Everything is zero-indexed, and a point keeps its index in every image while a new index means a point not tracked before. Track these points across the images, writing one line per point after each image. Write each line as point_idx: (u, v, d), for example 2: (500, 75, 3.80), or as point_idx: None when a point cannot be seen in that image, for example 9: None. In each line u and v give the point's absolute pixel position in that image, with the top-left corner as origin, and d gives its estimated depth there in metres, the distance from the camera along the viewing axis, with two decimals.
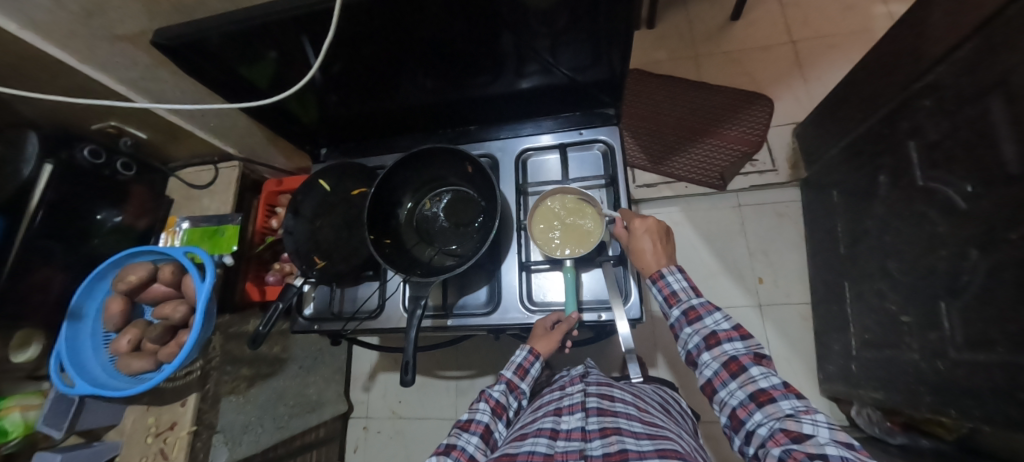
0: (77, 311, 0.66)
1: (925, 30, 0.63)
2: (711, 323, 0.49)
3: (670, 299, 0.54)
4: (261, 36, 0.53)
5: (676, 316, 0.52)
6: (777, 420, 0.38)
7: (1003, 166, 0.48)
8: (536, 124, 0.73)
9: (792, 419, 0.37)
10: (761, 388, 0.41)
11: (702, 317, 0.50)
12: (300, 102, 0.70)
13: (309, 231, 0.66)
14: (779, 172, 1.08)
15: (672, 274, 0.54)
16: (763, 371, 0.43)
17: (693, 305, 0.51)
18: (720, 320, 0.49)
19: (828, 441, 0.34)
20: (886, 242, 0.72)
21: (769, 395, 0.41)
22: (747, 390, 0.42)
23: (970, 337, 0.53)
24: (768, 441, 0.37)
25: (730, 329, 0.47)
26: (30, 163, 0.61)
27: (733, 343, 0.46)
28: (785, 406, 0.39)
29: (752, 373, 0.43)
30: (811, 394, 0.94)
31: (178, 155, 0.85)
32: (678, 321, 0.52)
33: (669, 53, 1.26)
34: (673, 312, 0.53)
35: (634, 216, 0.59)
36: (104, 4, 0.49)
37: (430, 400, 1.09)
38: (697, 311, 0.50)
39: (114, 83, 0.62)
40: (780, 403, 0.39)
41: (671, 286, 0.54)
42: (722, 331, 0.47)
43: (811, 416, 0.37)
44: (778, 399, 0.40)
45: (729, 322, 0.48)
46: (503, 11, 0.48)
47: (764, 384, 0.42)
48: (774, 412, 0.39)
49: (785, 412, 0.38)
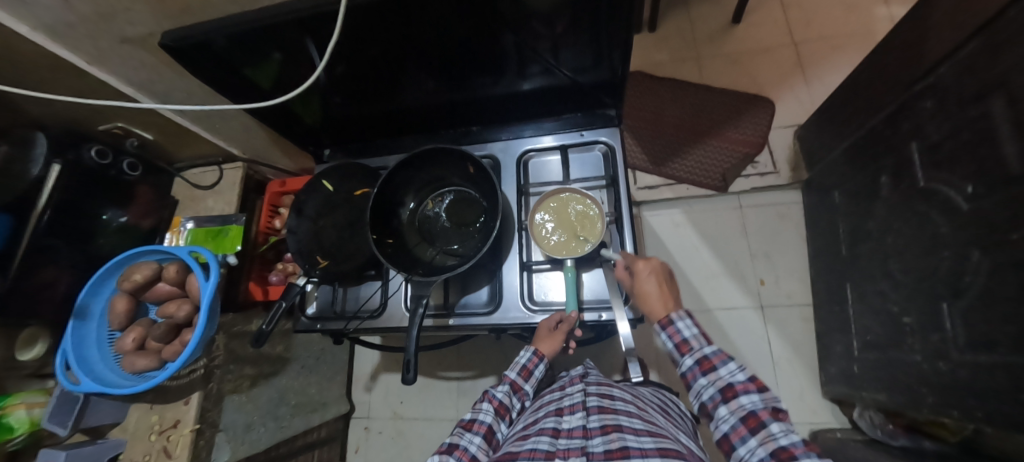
0: (82, 310, 0.67)
1: (926, 32, 0.63)
2: (726, 373, 0.44)
3: (681, 346, 0.50)
4: (266, 38, 0.54)
5: (688, 365, 0.48)
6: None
7: (1004, 166, 0.48)
8: (537, 125, 0.74)
9: None
10: (783, 446, 0.36)
11: (716, 366, 0.46)
12: (304, 103, 0.70)
13: (312, 230, 0.67)
14: (780, 173, 1.09)
15: (682, 319, 0.51)
16: (784, 428, 0.38)
17: (707, 354, 0.47)
18: (735, 370, 0.44)
19: None
20: (887, 243, 0.72)
21: (790, 453, 0.35)
22: (768, 448, 0.37)
23: (972, 338, 0.53)
24: None
25: (746, 380, 0.43)
26: (38, 163, 0.63)
27: (751, 396, 0.42)
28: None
29: (772, 430, 0.38)
30: (812, 396, 0.94)
31: (183, 155, 0.85)
32: (691, 370, 0.47)
33: (671, 54, 1.27)
34: (684, 361, 0.48)
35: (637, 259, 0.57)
36: (113, 7, 0.50)
37: (432, 401, 1.09)
38: (710, 360, 0.46)
39: (122, 84, 0.63)
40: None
41: (682, 333, 0.50)
42: (738, 383, 0.43)
43: None
44: (802, 458, 0.34)
45: (745, 373, 0.44)
46: (505, 12, 0.49)
47: (785, 442, 0.36)
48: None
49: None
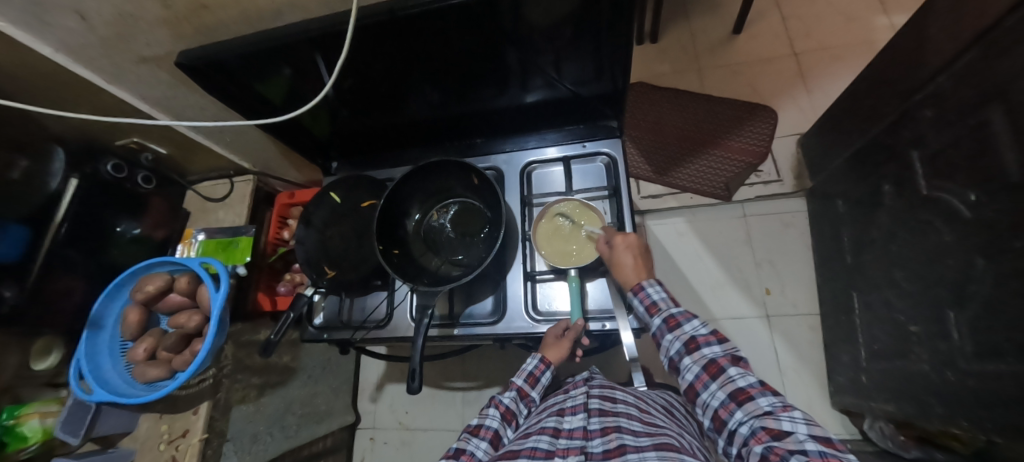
0: (96, 320, 0.68)
1: (924, 42, 0.64)
2: (690, 328, 0.49)
3: (650, 308, 0.53)
4: (278, 55, 0.56)
5: (656, 325, 0.52)
6: (758, 418, 0.39)
7: (1005, 174, 0.48)
8: (540, 137, 0.75)
9: (771, 416, 0.38)
10: (740, 388, 0.42)
11: (681, 323, 0.49)
12: (313, 117, 0.72)
13: (319, 241, 0.68)
14: (784, 182, 1.09)
15: (651, 284, 0.54)
16: (740, 371, 0.43)
17: (673, 313, 0.51)
18: (698, 326, 0.48)
19: (806, 437, 0.35)
20: (892, 251, 0.72)
21: (747, 393, 0.41)
22: (727, 390, 0.42)
23: (979, 347, 0.52)
24: (750, 439, 0.38)
25: (707, 333, 0.47)
26: (57, 177, 0.65)
27: (712, 346, 0.46)
28: (764, 403, 0.39)
29: (731, 374, 0.43)
30: (821, 407, 0.93)
31: (195, 169, 0.88)
32: (659, 330, 0.51)
33: (672, 65, 1.28)
34: (653, 321, 0.52)
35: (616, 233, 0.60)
36: (132, 29, 0.52)
37: (437, 411, 1.09)
38: (676, 318, 0.50)
39: (138, 101, 0.65)
40: (758, 400, 0.40)
41: (651, 297, 0.53)
42: (700, 336, 0.47)
43: (789, 413, 0.37)
44: (757, 397, 0.40)
45: (706, 326, 0.48)
46: (507, 28, 0.50)
47: (742, 384, 0.42)
48: (754, 410, 0.39)
49: (765, 409, 0.39)
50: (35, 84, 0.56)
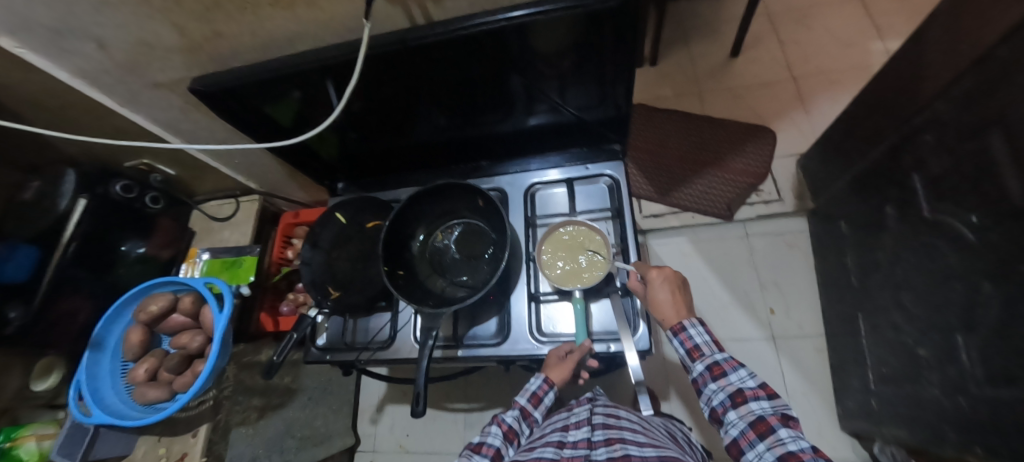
0: (100, 340, 0.68)
1: (921, 68, 0.65)
2: (736, 379, 0.50)
3: (693, 352, 0.55)
4: (288, 79, 0.57)
5: (700, 371, 0.53)
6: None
7: (1007, 198, 0.48)
8: (544, 160, 0.76)
9: None
10: (791, 451, 0.40)
11: (727, 372, 0.51)
12: (320, 139, 0.74)
13: (325, 262, 0.69)
14: (785, 202, 1.10)
15: (694, 326, 0.56)
16: (792, 434, 0.42)
17: (718, 361, 0.52)
18: (745, 377, 0.49)
19: None
20: (896, 273, 0.72)
21: (797, 457, 0.39)
22: (775, 451, 0.41)
23: (990, 371, 0.52)
24: None
25: (756, 387, 0.48)
26: (66, 197, 0.66)
27: (760, 401, 0.46)
28: None
29: (781, 435, 0.42)
30: (830, 431, 0.91)
31: (203, 188, 0.89)
32: (702, 377, 0.53)
33: (672, 88, 1.31)
34: (696, 366, 0.54)
35: (650, 267, 0.60)
36: (149, 56, 0.54)
37: (440, 434, 1.06)
38: (721, 366, 0.52)
39: (150, 124, 0.67)
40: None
41: (694, 340, 0.56)
42: (748, 389, 0.48)
43: None
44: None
45: (755, 380, 0.49)
46: (513, 56, 0.52)
47: (792, 446, 0.40)
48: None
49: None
50: (55, 108, 0.58)
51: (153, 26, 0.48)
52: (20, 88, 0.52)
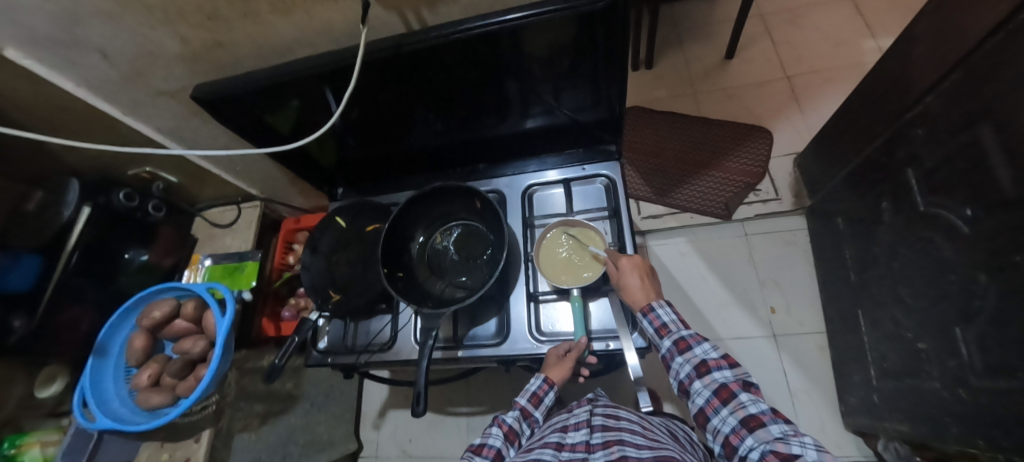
0: (103, 347, 0.69)
1: (911, 65, 0.66)
2: (700, 351, 0.49)
3: (660, 329, 0.53)
4: (290, 87, 0.58)
5: (666, 347, 0.52)
6: (768, 443, 0.38)
7: (1000, 190, 0.49)
8: (541, 162, 0.77)
9: (782, 441, 0.37)
10: (752, 414, 0.42)
11: (692, 346, 0.50)
12: (320, 146, 0.75)
13: (325, 266, 0.69)
14: (782, 201, 1.10)
15: (661, 306, 0.54)
16: (752, 398, 0.44)
17: (683, 336, 0.51)
18: (709, 349, 0.49)
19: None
20: (894, 268, 0.72)
21: (759, 420, 0.41)
22: (738, 416, 0.42)
23: (989, 362, 0.52)
24: None
25: (718, 357, 0.48)
26: (70, 206, 0.67)
27: (723, 371, 0.47)
28: (775, 430, 0.39)
29: (742, 400, 0.44)
30: (833, 429, 0.90)
31: (205, 196, 0.90)
32: (669, 352, 0.51)
33: (668, 90, 1.32)
34: (663, 343, 0.52)
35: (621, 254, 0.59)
36: (153, 65, 0.55)
37: (442, 438, 1.06)
38: (686, 340, 0.51)
39: (153, 132, 0.68)
40: (770, 427, 0.40)
41: (662, 319, 0.54)
42: (711, 359, 0.48)
43: (800, 438, 0.37)
44: (769, 424, 0.40)
45: (717, 350, 0.49)
46: (508, 61, 0.53)
47: (753, 410, 0.42)
48: (766, 438, 0.39)
49: (776, 436, 0.38)
50: (61, 118, 0.59)
51: (156, 35, 0.49)
52: (27, 98, 0.54)
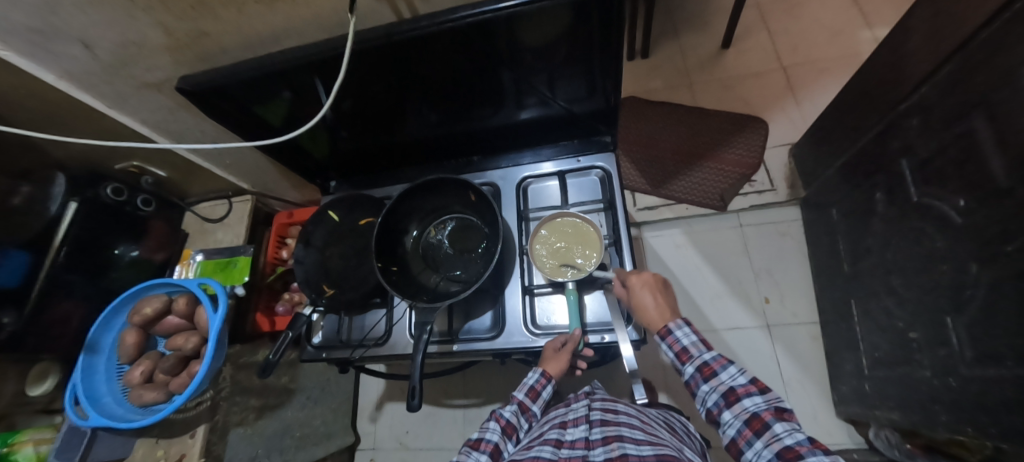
0: (94, 344, 0.68)
1: (907, 55, 0.66)
2: (727, 377, 0.48)
3: (681, 354, 0.53)
4: (280, 78, 0.57)
5: (690, 373, 0.52)
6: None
7: (993, 179, 0.49)
8: (536, 153, 0.76)
9: None
10: (788, 445, 0.40)
11: (717, 371, 0.49)
12: (311, 138, 0.74)
13: (319, 260, 0.69)
14: (777, 191, 1.10)
15: (680, 328, 0.54)
16: (787, 427, 0.42)
17: (706, 360, 0.51)
18: (736, 374, 0.48)
19: None
20: (887, 258, 0.72)
21: (795, 451, 0.39)
22: (772, 448, 0.41)
23: (978, 351, 0.52)
24: None
25: (747, 383, 0.47)
26: (56, 201, 0.66)
27: (753, 398, 0.45)
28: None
29: (776, 430, 0.42)
30: (826, 417, 0.92)
31: (195, 190, 0.89)
32: (693, 378, 0.51)
33: (663, 81, 1.31)
34: (686, 369, 0.52)
35: (629, 273, 0.59)
36: (135, 56, 0.53)
37: (438, 430, 1.07)
38: (710, 366, 0.50)
39: (139, 125, 0.67)
40: (808, 458, 0.38)
41: (681, 342, 0.54)
42: (739, 386, 0.47)
43: None
44: (805, 455, 0.38)
45: (745, 376, 0.48)
46: (503, 51, 0.52)
47: (789, 441, 0.40)
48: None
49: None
50: (41, 112, 0.58)
51: (137, 25, 0.48)
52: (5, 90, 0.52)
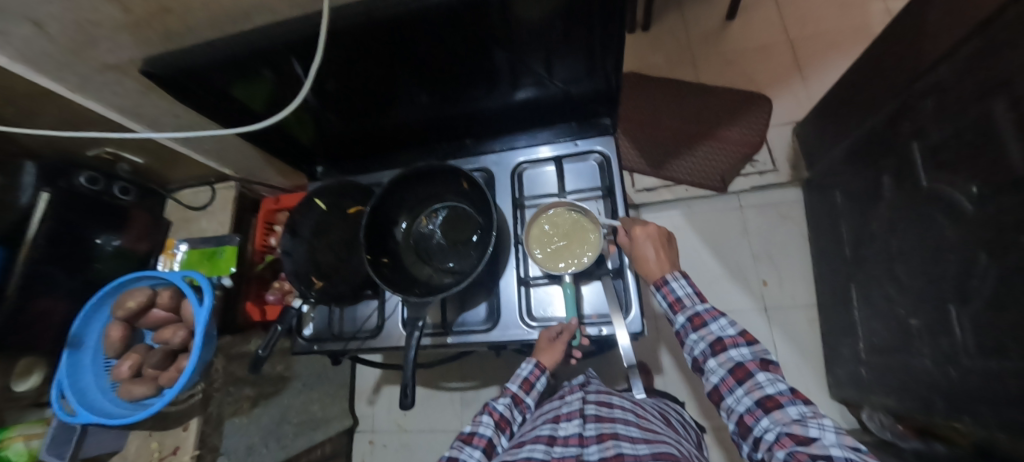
0: (77, 339, 0.66)
1: (925, 30, 0.61)
2: (716, 328, 0.48)
3: (675, 304, 0.54)
4: (255, 58, 0.52)
5: (681, 323, 0.52)
6: (784, 425, 0.38)
7: (1010, 168, 0.46)
8: (531, 136, 0.73)
9: (799, 424, 0.37)
10: (768, 395, 0.41)
11: (708, 322, 0.49)
12: (298, 121, 0.69)
13: (307, 251, 0.66)
14: (780, 172, 1.08)
15: (676, 280, 0.54)
16: (770, 377, 0.43)
17: (698, 312, 0.51)
18: (725, 326, 0.48)
19: (833, 444, 0.34)
20: (891, 245, 0.71)
21: (776, 401, 0.40)
22: (753, 396, 0.42)
23: (982, 342, 0.52)
24: (774, 445, 0.37)
25: (735, 334, 0.47)
26: (27, 191, 0.61)
27: (740, 349, 0.46)
28: (792, 412, 0.39)
29: (758, 379, 0.43)
30: (820, 398, 0.93)
31: (176, 177, 0.85)
32: (683, 328, 0.51)
33: (665, 56, 1.25)
34: (677, 319, 0.52)
35: (634, 224, 0.59)
36: (93, 37, 0.48)
37: (436, 413, 1.08)
38: (702, 317, 0.50)
39: (108, 110, 0.62)
40: (787, 409, 0.39)
41: (676, 293, 0.54)
42: (727, 337, 0.47)
43: (818, 420, 0.37)
44: (786, 405, 0.40)
45: (734, 328, 0.48)
46: (497, 29, 0.48)
47: (771, 391, 0.41)
48: (782, 419, 0.39)
49: (792, 417, 0.38)
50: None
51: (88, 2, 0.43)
52: None
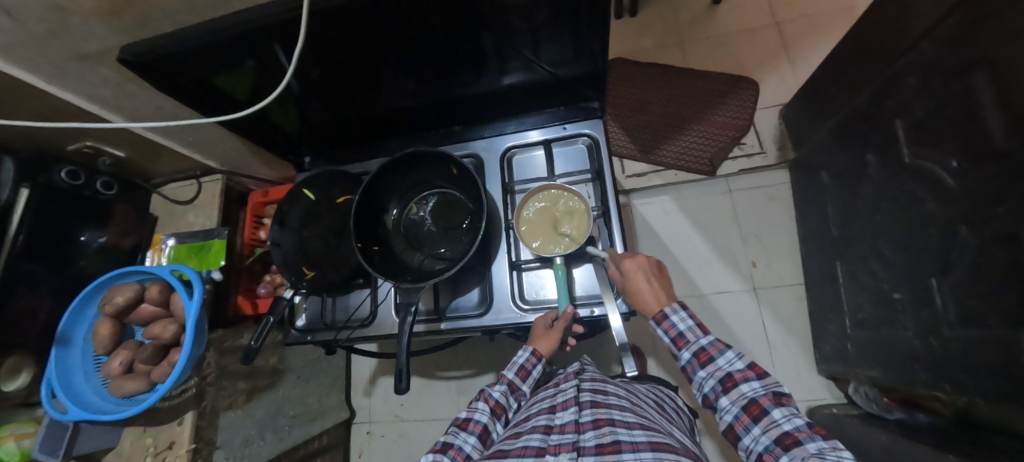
0: (66, 336, 0.65)
1: (908, 7, 0.62)
2: (724, 363, 0.46)
3: (677, 339, 0.51)
4: (235, 45, 0.51)
5: (686, 359, 0.50)
6: (802, 460, 0.35)
7: (989, 141, 0.47)
8: (520, 121, 0.72)
9: (817, 457, 0.34)
10: (786, 432, 0.39)
11: (714, 357, 0.47)
12: (282, 110, 0.68)
13: (297, 241, 0.66)
14: (767, 154, 1.10)
15: (675, 312, 0.52)
16: (785, 412, 0.40)
17: (703, 346, 0.49)
18: (733, 359, 0.46)
19: None
20: (875, 222, 0.72)
21: (794, 438, 0.38)
22: (771, 434, 0.40)
23: (962, 312, 0.53)
24: None
25: (745, 368, 0.45)
26: (6, 188, 0.60)
27: (751, 383, 0.44)
28: (812, 447, 0.36)
29: (774, 416, 0.40)
30: (808, 375, 0.95)
31: (160, 170, 0.84)
32: (690, 364, 0.49)
33: (653, 41, 1.25)
34: (682, 355, 0.50)
35: (623, 257, 0.57)
36: (65, 24, 0.47)
37: (432, 402, 1.09)
38: (707, 351, 0.48)
39: (86, 103, 0.60)
40: (806, 444, 0.36)
41: (677, 327, 0.51)
42: (736, 371, 0.45)
43: (837, 452, 0.34)
44: (804, 440, 0.37)
45: (742, 360, 0.46)
46: (482, 10, 0.48)
47: (788, 427, 0.39)
48: (801, 455, 0.36)
49: (811, 451, 0.35)
50: None
51: None
52: None
